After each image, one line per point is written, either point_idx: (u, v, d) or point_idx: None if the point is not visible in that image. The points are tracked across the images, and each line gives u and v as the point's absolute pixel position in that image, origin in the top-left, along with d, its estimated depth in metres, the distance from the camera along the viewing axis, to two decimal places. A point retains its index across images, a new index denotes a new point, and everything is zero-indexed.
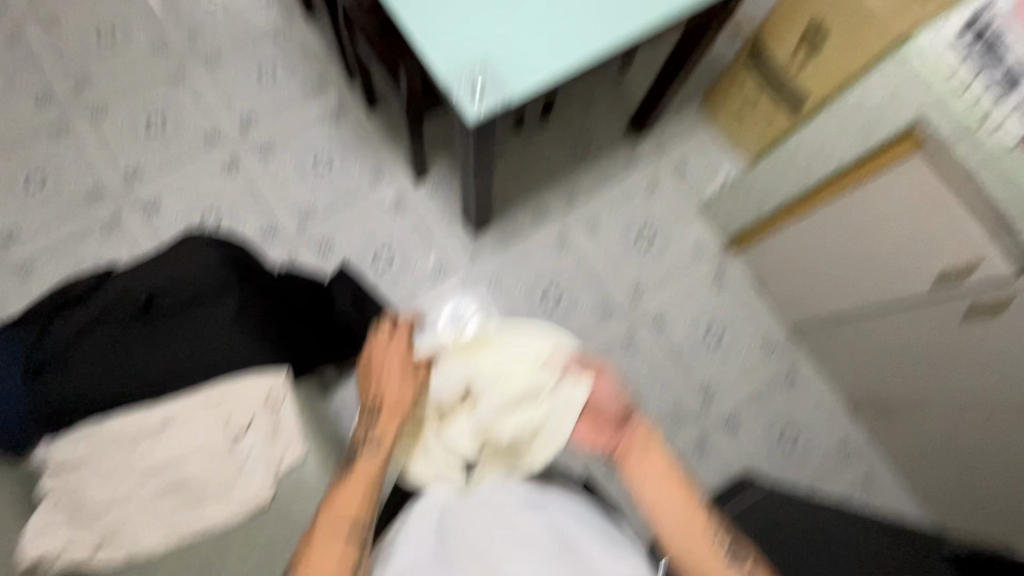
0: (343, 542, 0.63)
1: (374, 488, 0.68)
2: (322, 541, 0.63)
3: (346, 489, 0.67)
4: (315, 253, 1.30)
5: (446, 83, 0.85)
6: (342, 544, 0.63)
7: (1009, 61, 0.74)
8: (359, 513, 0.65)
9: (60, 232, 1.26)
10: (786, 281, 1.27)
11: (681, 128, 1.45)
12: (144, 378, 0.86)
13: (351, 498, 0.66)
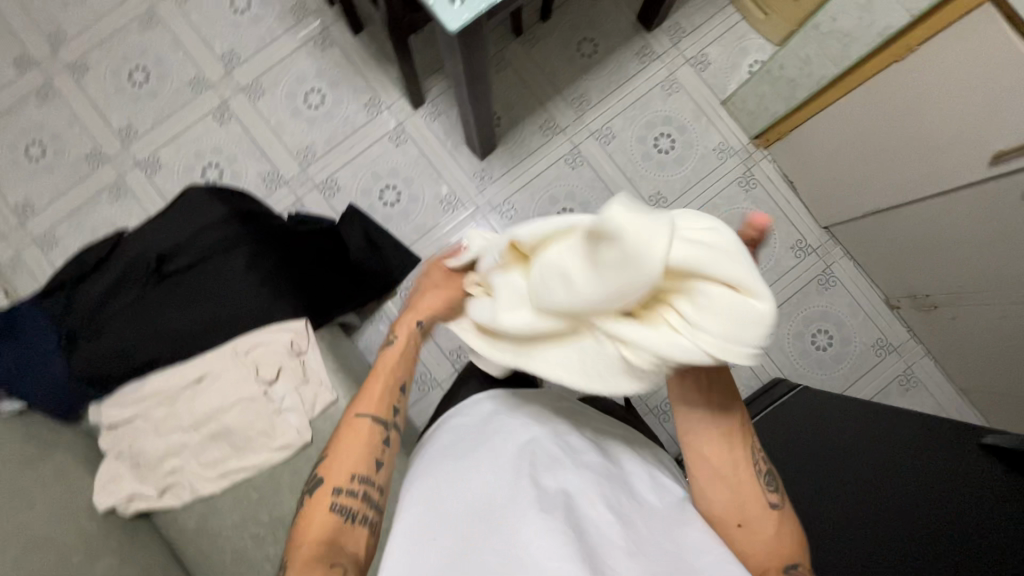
0: (370, 430, 0.66)
1: (398, 393, 0.69)
2: (350, 430, 0.66)
3: (373, 388, 0.68)
4: (321, 196, 1.26)
5: (431, 2, 0.68)
6: (367, 436, 0.65)
7: None
8: (386, 413, 0.67)
9: (69, 201, 1.25)
10: (821, 177, 1.18)
11: (697, 15, 1.30)
12: (169, 340, 0.88)
13: (373, 396, 0.68)
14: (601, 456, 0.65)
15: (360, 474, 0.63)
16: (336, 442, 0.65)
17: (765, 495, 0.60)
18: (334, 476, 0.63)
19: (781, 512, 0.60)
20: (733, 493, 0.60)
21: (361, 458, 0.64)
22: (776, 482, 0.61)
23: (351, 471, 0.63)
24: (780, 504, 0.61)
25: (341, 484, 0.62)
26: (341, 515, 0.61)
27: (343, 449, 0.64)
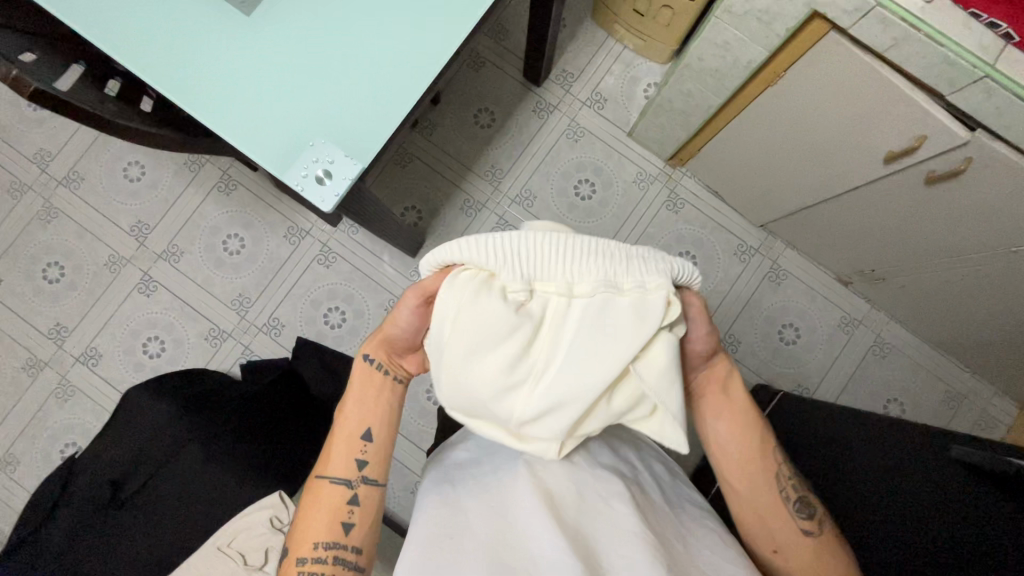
0: (334, 494, 0.63)
1: (359, 446, 0.65)
2: (312, 496, 0.64)
3: (333, 447, 0.65)
4: (268, 337, 1.24)
5: (299, 187, 0.67)
6: (330, 502, 0.63)
7: None
8: (346, 473, 0.64)
9: (18, 417, 1.21)
10: (739, 184, 1.19)
11: (580, 57, 1.30)
12: (145, 557, 0.86)
13: (334, 461, 0.65)
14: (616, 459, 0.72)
15: (324, 542, 0.61)
16: (302, 514, 0.64)
17: (796, 521, 0.64)
18: (300, 546, 0.61)
19: (817, 539, 0.64)
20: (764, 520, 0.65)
21: (324, 523, 0.62)
22: (812, 506, 0.65)
23: (314, 539, 0.61)
24: (817, 530, 0.64)
25: (308, 554, 0.61)
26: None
27: (307, 520, 0.62)
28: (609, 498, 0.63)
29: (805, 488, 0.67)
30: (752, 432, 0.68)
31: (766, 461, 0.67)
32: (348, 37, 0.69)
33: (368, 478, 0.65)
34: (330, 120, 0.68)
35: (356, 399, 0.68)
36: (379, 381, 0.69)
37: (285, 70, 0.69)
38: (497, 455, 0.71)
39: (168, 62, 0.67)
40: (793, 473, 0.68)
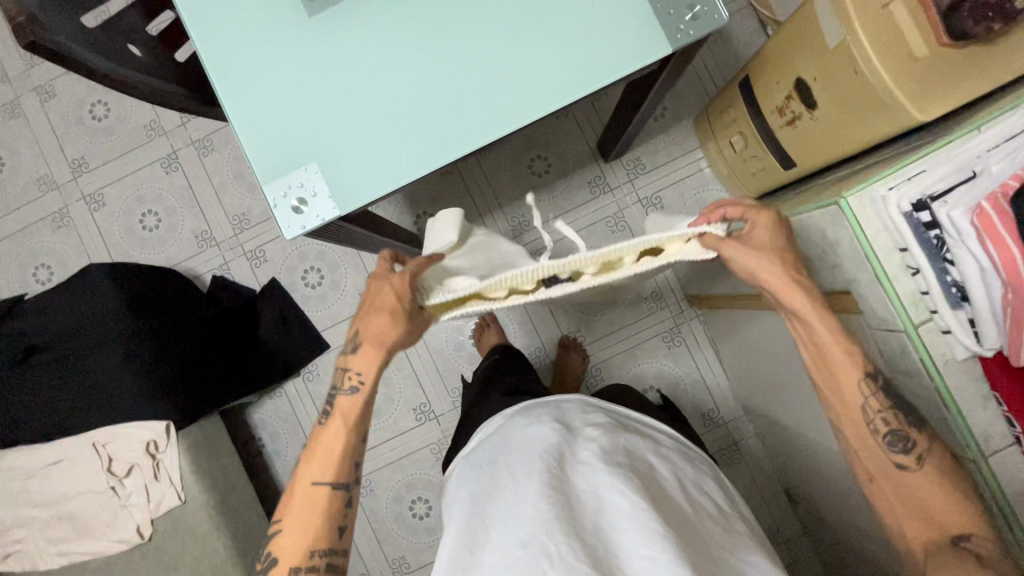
0: (324, 500, 0.59)
1: (353, 453, 0.62)
2: (300, 502, 0.59)
3: (322, 448, 0.61)
4: (247, 263, 1.26)
5: (273, 204, 0.66)
6: (323, 507, 0.59)
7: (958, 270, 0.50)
8: (340, 477, 0.60)
9: (16, 221, 1.30)
10: (736, 358, 1.12)
11: (662, 154, 1.23)
12: (41, 418, 0.95)
13: (326, 461, 0.60)
14: (626, 458, 0.61)
15: (319, 549, 0.59)
16: (288, 513, 0.60)
17: (888, 456, 0.58)
18: (289, 554, 0.58)
19: (922, 472, 0.56)
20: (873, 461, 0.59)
21: (308, 531, 0.59)
22: (910, 436, 0.57)
23: (309, 547, 0.59)
24: (918, 466, 0.56)
25: (301, 563, 0.58)
26: None
27: (295, 525, 0.59)
28: (622, 490, 0.56)
29: (902, 411, 0.57)
30: (829, 357, 0.57)
31: (850, 391, 0.57)
32: (389, 81, 0.66)
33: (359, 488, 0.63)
34: (329, 156, 0.66)
35: (359, 394, 0.61)
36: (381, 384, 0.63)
37: (314, 82, 0.66)
38: (506, 436, 0.67)
39: (214, 32, 0.66)
40: (887, 401, 0.57)
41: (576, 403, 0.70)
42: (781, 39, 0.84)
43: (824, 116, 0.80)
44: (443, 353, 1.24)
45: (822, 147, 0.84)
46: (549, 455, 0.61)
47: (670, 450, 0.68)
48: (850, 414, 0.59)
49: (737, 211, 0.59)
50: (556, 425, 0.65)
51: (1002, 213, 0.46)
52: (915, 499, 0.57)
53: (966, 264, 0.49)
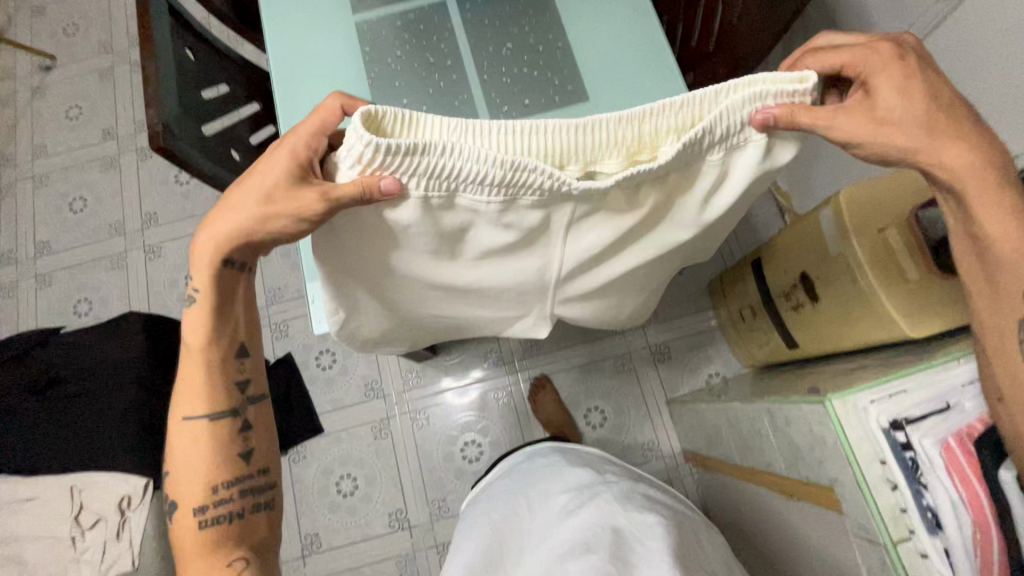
0: (211, 427, 0.54)
1: (235, 368, 0.57)
2: (190, 437, 0.55)
3: (188, 380, 0.55)
4: (269, 335, 1.32)
5: (310, 301, 0.73)
6: (214, 434, 0.55)
7: (928, 497, 0.53)
8: (224, 401, 0.55)
9: (76, 256, 1.41)
10: (726, 529, 1.08)
11: (675, 308, 1.30)
12: (28, 452, 0.96)
13: (195, 390, 0.54)
14: (643, 498, 0.72)
15: (223, 481, 0.54)
16: (180, 453, 0.55)
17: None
18: (189, 496, 0.53)
19: None
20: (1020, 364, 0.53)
21: (206, 467, 0.54)
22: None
23: (212, 481, 0.54)
24: None
25: (206, 498, 0.53)
26: (220, 526, 0.53)
27: (191, 464, 0.54)
28: (644, 534, 0.63)
29: None
30: (993, 246, 0.54)
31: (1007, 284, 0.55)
32: None
33: (252, 399, 0.58)
34: None
35: (200, 303, 0.54)
36: (235, 283, 0.56)
37: None
38: (532, 475, 0.80)
39: None
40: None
41: (596, 456, 0.87)
42: (791, 234, 0.92)
43: (827, 311, 0.86)
44: (430, 461, 1.23)
45: (825, 338, 0.89)
46: (575, 489, 0.73)
47: (687, 507, 0.79)
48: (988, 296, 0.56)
49: (848, 73, 0.53)
50: (585, 468, 0.78)
51: (960, 456, 0.53)
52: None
53: (934, 492, 0.53)
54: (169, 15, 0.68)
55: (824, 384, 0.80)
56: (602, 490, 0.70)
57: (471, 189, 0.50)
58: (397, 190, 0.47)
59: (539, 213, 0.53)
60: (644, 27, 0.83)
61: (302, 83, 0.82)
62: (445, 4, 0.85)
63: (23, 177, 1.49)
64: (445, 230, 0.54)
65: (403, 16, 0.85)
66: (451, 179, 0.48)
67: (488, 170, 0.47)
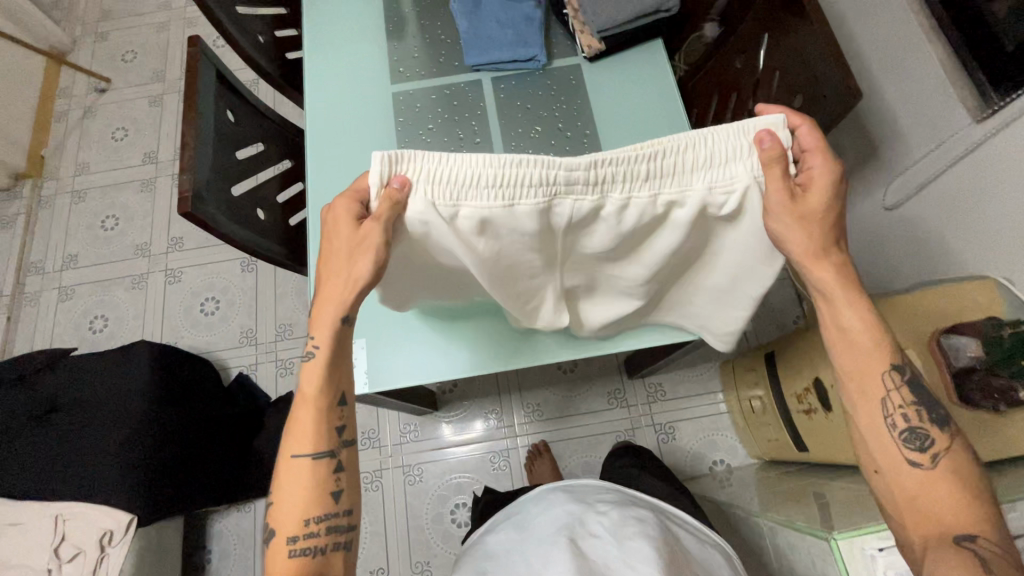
0: (309, 466, 0.56)
1: (336, 414, 0.57)
2: (290, 475, 0.56)
3: (298, 420, 0.56)
4: (274, 370, 1.32)
5: None
6: (311, 472, 0.55)
7: None
8: (320, 444, 0.56)
9: (98, 272, 1.45)
10: None
11: (683, 388, 1.28)
12: (18, 476, 0.96)
13: (302, 429, 0.56)
14: (632, 519, 0.74)
15: (314, 516, 0.55)
16: (279, 489, 0.56)
17: (904, 452, 0.54)
18: (284, 525, 0.54)
19: (931, 471, 0.53)
20: (878, 440, 0.56)
21: (303, 504, 0.55)
22: (929, 434, 0.54)
23: (304, 514, 0.54)
24: (933, 464, 0.53)
25: (297, 530, 0.54)
26: (305, 558, 0.54)
27: (286, 497, 0.55)
28: (634, 563, 0.67)
29: (925, 409, 0.55)
30: (857, 339, 0.56)
31: (876, 378, 0.56)
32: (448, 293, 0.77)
33: (348, 444, 0.57)
34: (377, 339, 0.75)
35: (318, 357, 0.57)
36: (348, 334, 0.59)
37: None
38: (527, 517, 0.82)
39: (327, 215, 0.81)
40: (911, 396, 0.55)
41: (593, 486, 0.87)
42: (808, 338, 0.90)
43: (839, 424, 0.83)
44: (419, 520, 1.20)
45: (837, 449, 0.86)
46: (569, 526, 0.74)
47: (686, 531, 0.81)
48: (866, 388, 0.56)
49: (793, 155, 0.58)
50: (576, 502, 0.80)
51: None
52: (919, 496, 0.52)
53: None
54: (216, 80, 0.71)
55: (834, 504, 0.76)
56: (595, 530, 0.73)
57: (474, 196, 0.54)
58: (407, 185, 0.53)
59: (538, 220, 0.55)
60: (672, 123, 0.84)
61: (335, 146, 0.85)
62: (481, 82, 0.88)
63: (62, 191, 1.54)
64: (461, 245, 0.56)
65: (440, 91, 0.88)
66: (451, 181, 0.53)
67: (500, 185, 0.53)
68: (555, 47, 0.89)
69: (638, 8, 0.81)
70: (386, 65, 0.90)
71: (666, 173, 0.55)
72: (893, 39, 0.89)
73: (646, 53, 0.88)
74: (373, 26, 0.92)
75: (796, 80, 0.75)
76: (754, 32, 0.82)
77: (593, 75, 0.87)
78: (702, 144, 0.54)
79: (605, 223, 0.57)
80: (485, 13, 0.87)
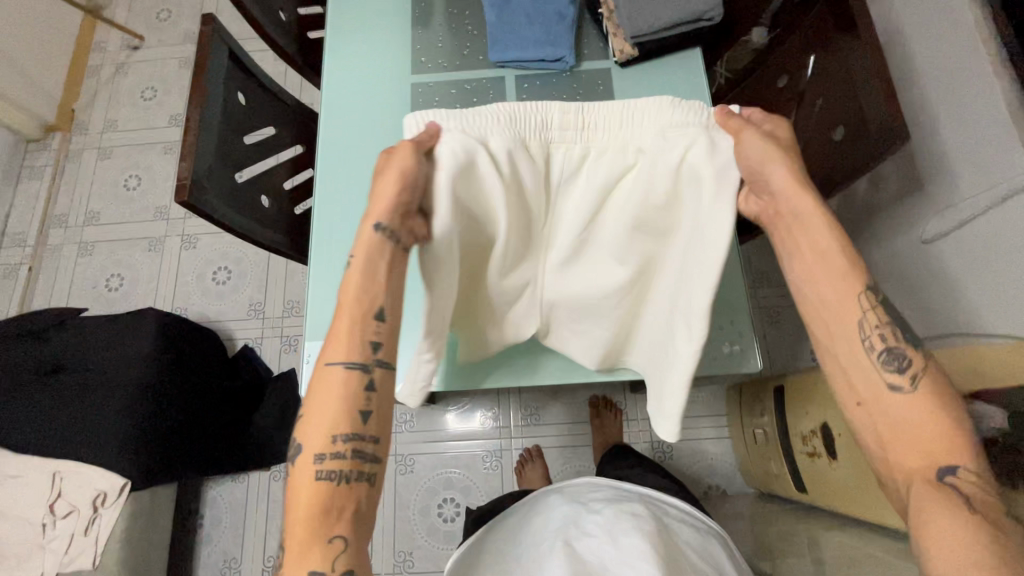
0: (345, 381, 0.48)
1: (372, 327, 0.50)
2: (321, 393, 0.49)
3: (335, 330, 0.50)
4: (278, 346, 1.33)
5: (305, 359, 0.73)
6: (342, 387, 0.48)
7: None
8: (357, 354, 0.49)
9: (118, 231, 1.47)
10: None
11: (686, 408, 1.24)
12: (22, 430, 0.98)
13: (338, 339, 0.49)
14: (625, 514, 0.73)
15: (343, 433, 0.47)
16: (308, 409, 0.49)
17: (880, 376, 0.48)
18: (311, 442, 0.47)
19: (911, 394, 0.46)
20: (854, 367, 0.49)
21: (337, 420, 0.47)
22: (907, 354, 0.47)
23: (332, 431, 0.47)
24: (911, 387, 0.46)
25: (325, 448, 0.46)
26: (332, 482, 0.46)
27: (314, 415, 0.48)
28: (635, 562, 0.65)
29: (899, 331, 0.49)
30: (838, 260, 0.49)
31: (846, 300, 0.49)
32: None
33: (383, 364, 0.50)
34: None
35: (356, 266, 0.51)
36: (394, 256, 0.51)
37: None
38: (524, 522, 0.82)
39: (334, 208, 0.79)
40: (883, 316, 0.49)
41: (584, 484, 0.85)
42: (820, 379, 0.86)
43: (841, 473, 0.79)
44: (406, 510, 1.21)
45: (836, 497, 0.82)
46: (563, 525, 0.74)
47: (680, 523, 0.79)
48: (841, 317, 0.49)
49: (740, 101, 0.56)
50: (569, 503, 0.79)
51: None
52: (911, 428, 0.46)
53: None
54: (228, 61, 0.69)
55: None
56: (589, 529, 0.72)
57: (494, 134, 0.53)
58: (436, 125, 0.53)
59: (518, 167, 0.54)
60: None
61: (348, 136, 0.83)
62: (504, 80, 0.84)
63: (89, 147, 1.56)
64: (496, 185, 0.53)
65: (460, 86, 0.84)
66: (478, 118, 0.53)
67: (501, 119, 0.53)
68: (586, 48, 0.84)
69: (678, 14, 0.75)
70: (408, 54, 0.86)
71: (640, 129, 0.54)
72: (956, 68, 0.82)
73: (682, 62, 0.82)
74: (400, 11, 0.89)
75: (839, 108, 0.70)
76: (802, 51, 0.76)
77: (623, 82, 0.82)
78: (668, 108, 0.53)
79: (586, 178, 0.55)
80: (515, 6, 0.83)
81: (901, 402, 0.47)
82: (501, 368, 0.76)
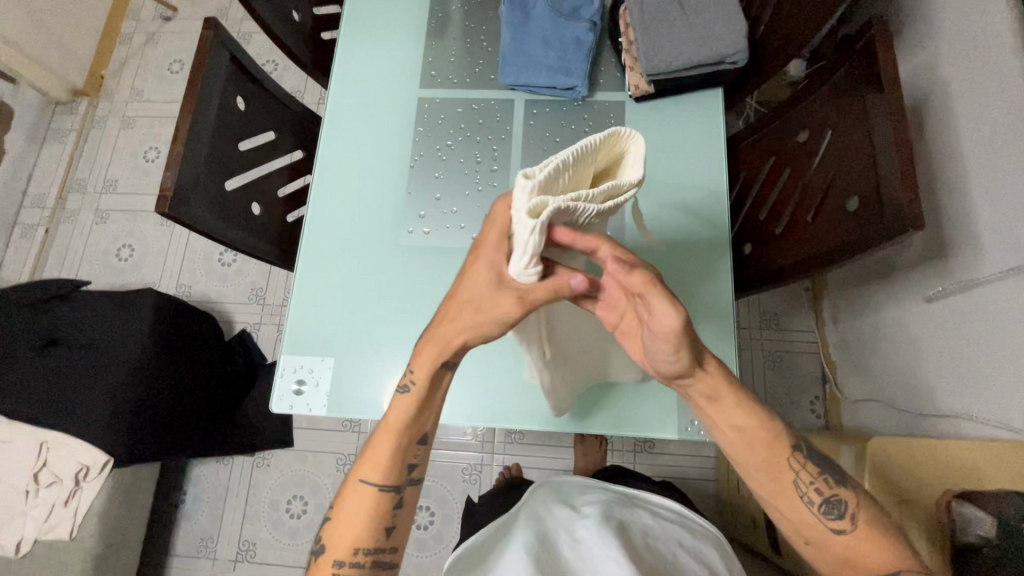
0: (377, 498, 0.52)
1: (415, 450, 0.54)
2: (351, 500, 0.52)
3: (376, 445, 0.53)
4: (275, 335, 1.34)
5: (279, 373, 0.72)
6: (374, 503, 0.52)
7: None
8: (389, 476, 0.52)
9: (133, 202, 1.49)
10: None
11: (673, 445, 1.21)
12: (16, 396, 1.01)
13: (375, 456, 0.52)
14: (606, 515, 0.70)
15: (365, 546, 0.51)
16: (339, 507, 0.53)
17: (824, 523, 0.51)
18: (336, 544, 0.51)
19: (854, 535, 0.51)
20: (793, 515, 0.53)
21: (363, 528, 0.52)
22: (840, 496, 0.51)
23: (356, 541, 0.51)
24: (852, 527, 0.51)
25: (347, 554, 0.51)
26: None
27: (341, 520, 0.52)
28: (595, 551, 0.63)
29: (829, 474, 0.52)
30: (754, 433, 0.52)
31: (777, 463, 0.52)
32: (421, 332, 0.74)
33: (413, 482, 0.54)
34: (347, 362, 0.73)
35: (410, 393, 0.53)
36: (446, 381, 0.54)
37: (373, 297, 0.75)
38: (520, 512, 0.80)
39: (324, 221, 0.78)
40: (812, 467, 0.52)
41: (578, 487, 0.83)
42: None
43: None
44: None
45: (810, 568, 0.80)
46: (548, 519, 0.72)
47: (669, 522, 0.76)
48: (777, 476, 0.53)
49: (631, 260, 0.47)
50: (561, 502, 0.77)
51: None
52: (848, 560, 0.51)
53: None
54: (228, 66, 0.67)
55: None
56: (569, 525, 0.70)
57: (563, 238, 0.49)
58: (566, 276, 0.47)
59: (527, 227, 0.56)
60: (708, 189, 0.75)
61: (347, 147, 0.81)
62: (513, 102, 0.81)
63: (114, 114, 1.58)
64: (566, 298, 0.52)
65: (467, 105, 0.81)
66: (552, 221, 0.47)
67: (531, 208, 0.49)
68: (602, 78, 0.81)
69: (698, 54, 0.72)
70: (419, 66, 0.84)
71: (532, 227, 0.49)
72: (997, 135, 0.76)
73: (700, 101, 0.78)
74: (415, 20, 0.86)
75: (856, 176, 0.65)
76: (827, 106, 0.72)
77: (635, 117, 0.79)
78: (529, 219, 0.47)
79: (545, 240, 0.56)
80: (532, 29, 0.80)
81: (844, 544, 0.51)
82: (470, 404, 0.73)
